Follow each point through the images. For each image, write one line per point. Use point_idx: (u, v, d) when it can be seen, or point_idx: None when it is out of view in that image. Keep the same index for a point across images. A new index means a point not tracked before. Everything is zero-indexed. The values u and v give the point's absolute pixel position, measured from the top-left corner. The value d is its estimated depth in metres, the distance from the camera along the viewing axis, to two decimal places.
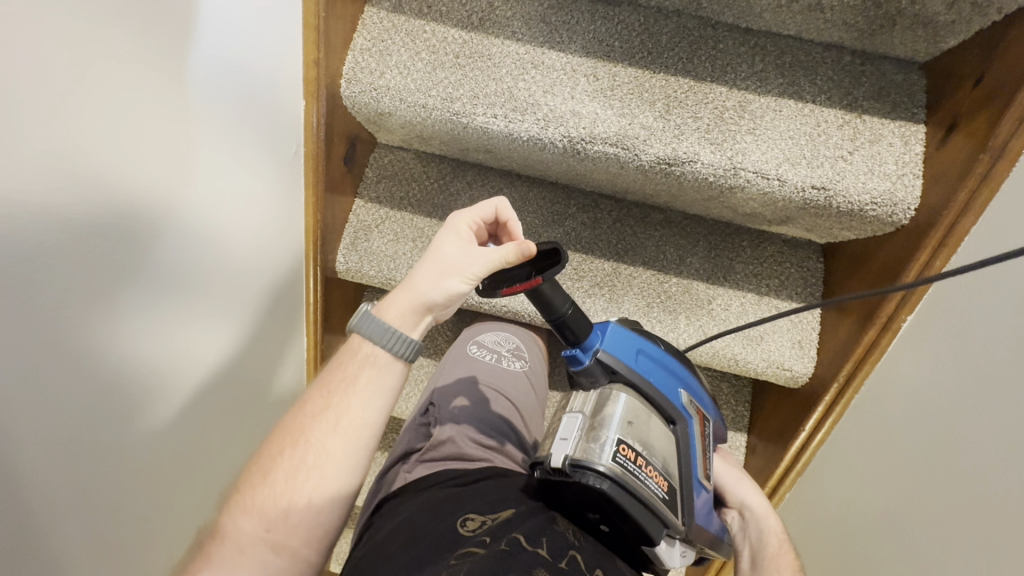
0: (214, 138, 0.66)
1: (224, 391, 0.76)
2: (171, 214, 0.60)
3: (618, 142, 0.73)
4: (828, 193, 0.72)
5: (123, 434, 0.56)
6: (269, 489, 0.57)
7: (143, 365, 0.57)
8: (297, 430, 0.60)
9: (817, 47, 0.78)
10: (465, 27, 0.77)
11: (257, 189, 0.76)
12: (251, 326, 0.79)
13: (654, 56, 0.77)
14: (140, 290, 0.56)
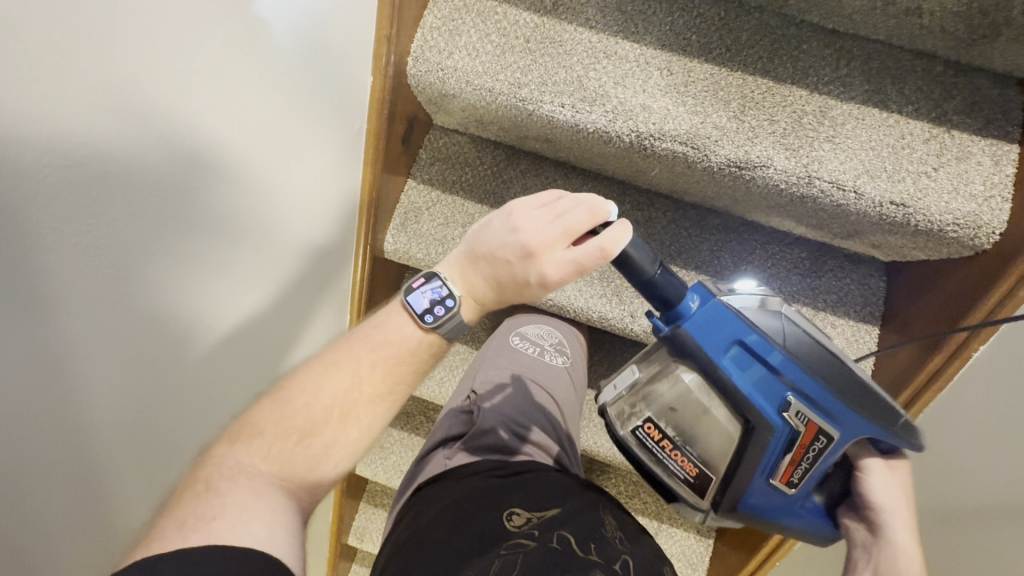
0: (282, 104, 0.66)
1: (263, 351, 0.77)
2: (231, 175, 0.61)
3: (688, 141, 0.71)
4: (907, 210, 0.68)
5: (164, 375, 0.58)
6: (292, 444, 0.55)
7: (191, 312, 0.60)
8: (324, 388, 0.57)
9: (907, 54, 0.74)
10: (538, 11, 0.75)
11: (317, 160, 0.76)
12: (294, 294, 0.81)
13: (733, 53, 0.73)
14: (190, 242, 0.57)
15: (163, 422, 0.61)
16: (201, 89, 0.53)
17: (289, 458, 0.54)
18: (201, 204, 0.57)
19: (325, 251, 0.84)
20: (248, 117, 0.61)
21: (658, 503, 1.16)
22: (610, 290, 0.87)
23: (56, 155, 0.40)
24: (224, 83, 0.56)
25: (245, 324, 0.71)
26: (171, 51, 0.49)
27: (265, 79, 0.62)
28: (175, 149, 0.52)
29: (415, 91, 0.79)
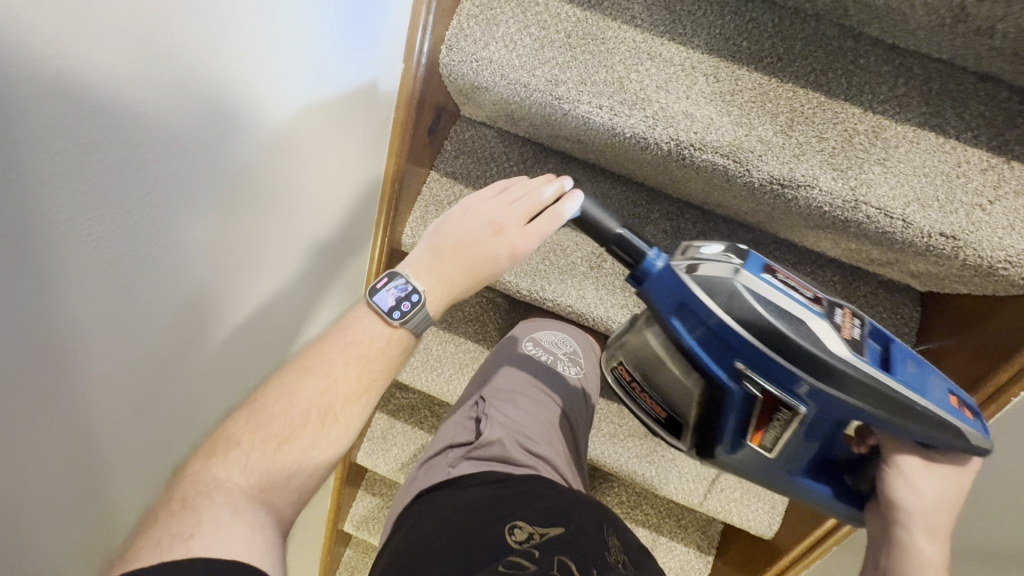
0: (317, 89, 0.65)
1: (273, 340, 0.75)
2: (257, 158, 0.59)
3: (730, 154, 0.67)
4: (957, 243, 0.65)
5: (173, 358, 0.56)
6: (267, 450, 0.52)
7: (206, 297, 0.58)
8: (303, 390, 0.55)
9: (971, 77, 0.69)
10: (582, 5, 0.71)
11: (342, 147, 0.74)
12: (307, 285, 0.79)
13: (785, 63, 0.69)
14: (205, 225, 0.54)
15: (168, 414, 0.59)
16: (237, 65, 0.51)
17: (266, 465, 0.51)
18: (226, 186, 0.56)
19: (338, 244, 0.82)
20: (279, 100, 0.59)
21: (660, 516, 1.14)
22: (632, 302, 0.84)
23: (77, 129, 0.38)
24: (258, 62, 0.54)
25: (258, 313, 0.69)
26: (205, 24, 0.46)
27: (300, 62, 0.60)
28: (203, 128, 0.50)
29: (445, 81, 0.76)
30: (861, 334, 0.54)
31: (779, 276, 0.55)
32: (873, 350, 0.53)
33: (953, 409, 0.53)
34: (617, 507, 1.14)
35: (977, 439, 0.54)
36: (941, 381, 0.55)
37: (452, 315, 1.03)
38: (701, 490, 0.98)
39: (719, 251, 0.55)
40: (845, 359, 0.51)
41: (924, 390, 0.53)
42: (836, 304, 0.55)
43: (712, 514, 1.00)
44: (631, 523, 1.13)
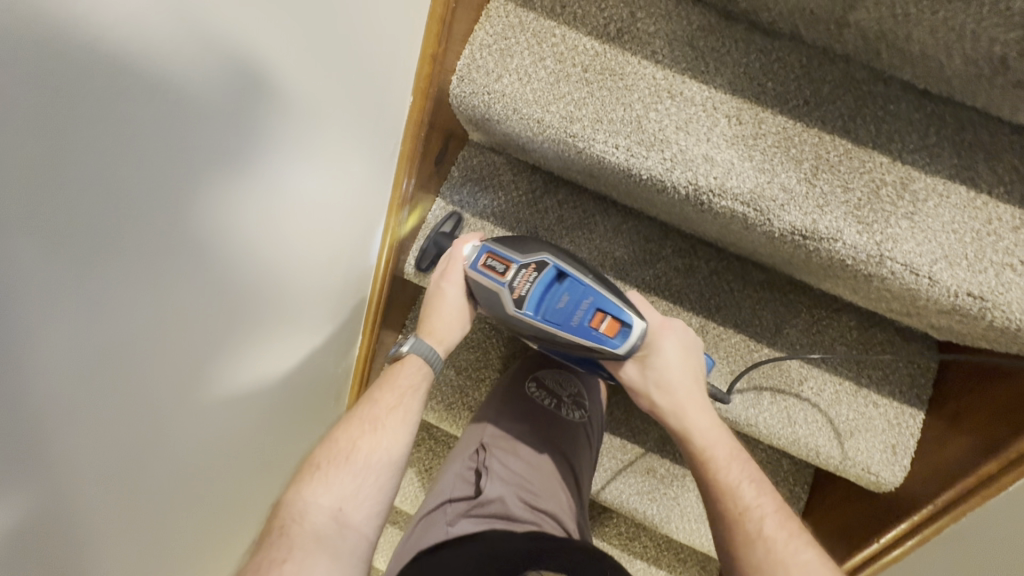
0: (320, 128, 0.59)
1: (270, 388, 0.70)
2: (258, 209, 0.53)
3: (750, 202, 0.64)
4: (985, 303, 0.62)
5: (165, 433, 0.51)
6: (349, 474, 0.63)
7: (224, 317, 0.55)
8: (373, 418, 0.67)
9: (1005, 127, 0.66)
10: (600, 37, 0.68)
11: (346, 183, 0.68)
12: (313, 320, 0.74)
13: (812, 106, 0.66)
14: (200, 287, 0.49)
15: (180, 451, 0.54)
16: (234, 114, 0.45)
17: (346, 481, 0.62)
18: (258, 197, 0.53)
19: (346, 280, 0.78)
20: (318, 118, 0.58)
21: (658, 549, 1.11)
22: None
23: (135, 123, 0.36)
24: (263, 102, 0.49)
25: (266, 345, 0.65)
26: (260, 35, 0.45)
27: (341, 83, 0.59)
28: (205, 180, 0.44)
29: (456, 112, 0.73)
30: (534, 284, 0.70)
31: (494, 259, 0.72)
32: (542, 294, 0.69)
33: (585, 330, 0.68)
34: (614, 539, 1.12)
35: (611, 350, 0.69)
36: (591, 303, 0.69)
37: None
38: (702, 530, 0.96)
39: (468, 249, 0.74)
40: (510, 311, 0.70)
41: (561, 323, 0.69)
42: (524, 263, 0.71)
43: (713, 553, 0.98)
44: (629, 556, 1.11)
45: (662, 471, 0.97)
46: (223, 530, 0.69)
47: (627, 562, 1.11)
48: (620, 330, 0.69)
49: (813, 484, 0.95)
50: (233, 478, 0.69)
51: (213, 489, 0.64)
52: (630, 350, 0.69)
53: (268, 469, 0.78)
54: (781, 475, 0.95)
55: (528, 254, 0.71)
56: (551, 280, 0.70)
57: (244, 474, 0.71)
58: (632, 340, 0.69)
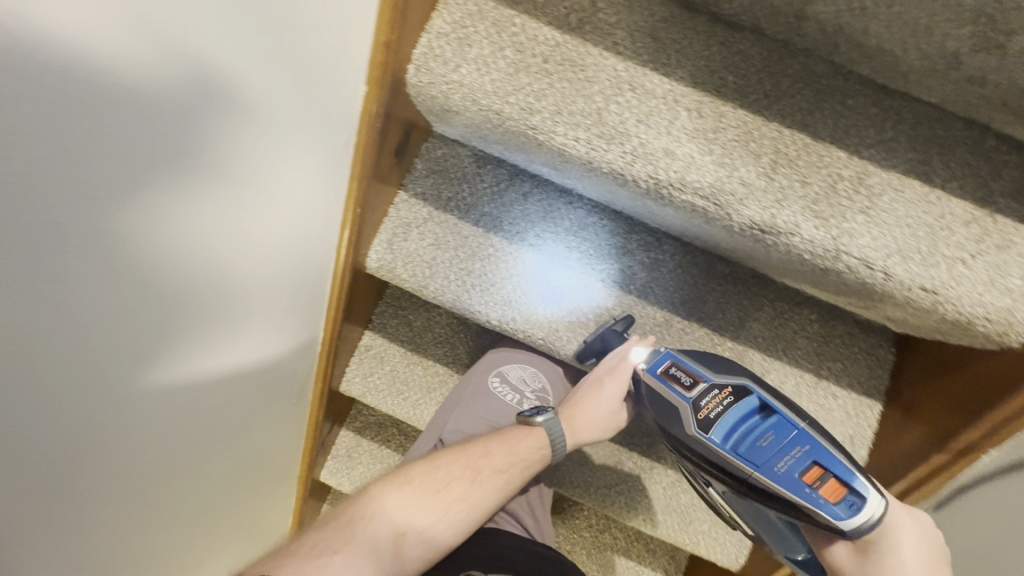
0: (268, 128, 0.56)
1: (221, 391, 0.67)
2: (199, 212, 0.51)
3: (710, 196, 0.64)
4: (937, 298, 0.63)
5: (85, 443, 0.49)
6: (427, 504, 0.69)
7: (170, 324, 0.53)
8: (477, 467, 0.73)
9: (959, 122, 0.67)
10: (562, 27, 0.67)
11: (299, 183, 0.65)
12: (270, 324, 0.73)
13: (771, 100, 0.66)
14: (128, 291, 0.46)
15: (113, 456, 0.53)
16: (162, 116, 0.43)
17: (420, 510, 0.68)
18: (208, 203, 0.51)
19: (305, 283, 0.76)
20: (276, 121, 0.57)
21: (628, 540, 1.12)
22: None
23: (57, 131, 0.35)
24: (199, 106, 0.46)
25: (222, 352, 0.64)
26: (208, 31, 0.43)
27: (304, 86, 0.58)
28: (128, 187, 0.42)
29: (415, 102, 0.72)
30: (726, 407, 0.65)
31: (678, 368, 0.70)
32: (734, 425, 0.65)
33: (796, 482, 0.60)
34: (585, 531, 1.13)
35: (831, 520, 0.59)
36: (805, 453, 0.62)
37: (421, 336, 1.00)
38: (669, 521, 0.97)
39: (649, 352, 0.74)
40: (688, 429, 0.66)
41: (760, 462, 0.62)
42: (716, 382, 0.67)
43: (679, 544, 0.99)
44: (599, 547, 1.12)
45: (630, 464, 0.98)
46: (165, 535, 0.69)
47: (598, 554, 1.12)
48: (845, 499, 0.59)
49: None
50: (181, 482, 0.68)
51: (154, 494, 0.63)
52: (857, 528, 0.58)
53: (218, 472, 0.76)
54: None
55: (723, 375, 0.68)
56: (749, 411, 0.65)
57: (191, 475, 0.69)
58: (860, 520, 0.58)
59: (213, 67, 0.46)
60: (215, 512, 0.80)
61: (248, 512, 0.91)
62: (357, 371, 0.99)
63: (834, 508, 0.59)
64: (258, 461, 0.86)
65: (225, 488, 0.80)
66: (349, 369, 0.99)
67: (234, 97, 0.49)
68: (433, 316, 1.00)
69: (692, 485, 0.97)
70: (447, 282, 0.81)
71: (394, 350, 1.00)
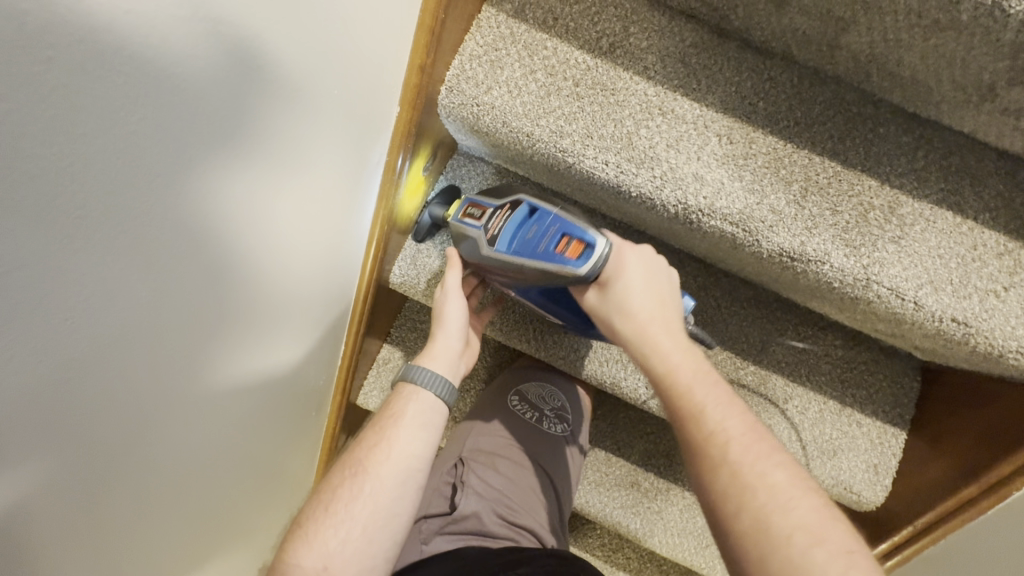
0: (306, 140, 0.56)
1: (249, 397, 0.67)
2: (243, 218, 0.51)
3: (739, 223, 0.64)
4: (968, 329, 0.62)
5: (139, 455, 0.49)
6: (332, 526, 0.57)
7: (210, 319, 0.52)
8: (355, 462, 0.60)
9: (991, 152, 0.66)
10: (592, 51, 0.67)
11: (332, 191, 0.65)
12: (299, 331, 0.73)
13: (801, 127, 0.66)
14: (182, 300, 0.46)
15: (156, 454, 0.52)
16: (214, 128, 0.43)
17: (329, 537, 0.56)
18: (252, 198, 0.51)
19: (331, 289, 0.75)
20: (316, 124, 0.57)
21: (641, 560, 1.11)
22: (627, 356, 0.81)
23: (125, 131, 0.34)
24: (246, 117, 0.46)
25: (251, 352, 0.63)
26: (254, 47, 0.44)
27: (344, 90, 0.59)
28: (189, 200, 0.42)
29: (444, 121, 0.73)
30: (506, 223, 0.69)
31: (474, 207, 0.74)
32: (512, 232, 0.67)
33: (545, 252, 0.62)
34: (598, 550, 1.11)
35: (572, 274, 0.60)
36: (557, 229, 0.63)
37: None
38: (685, 544, 0.96)
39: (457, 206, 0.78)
40: (484, 251, 0.70)
41: (526, 253, 0.64)
42: (497, 206, 0.71)
43: (695, 567, 0.98)
44: (611, 568, 1.11)
45: (646, 485, 0.97)
46: (189, 549, 0.66)
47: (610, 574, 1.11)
48: (584, 252, 0.60)
49: None
50: (206, 488, 0.66)
51: (184, 500, 0.61)
52: (592, 271, 0.59)
53: (241, 480, 0.76)
54: None
55: (503, 200, 0.72)
56: (521, 217, 0.67)
57: (220, 484, 0.69)
58: (595, 262, 0.59)
59: (263, 59, 0.46)
60: (240, 522, 0.79)
61: (264, 525, 0.89)
62: (375, 384, 0.99)
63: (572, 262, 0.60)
64: (276, 469, 0.86)
65: (247, 496, 0.79)
66: (367, 382, 1.00)
67: (281, 97, 0.50)
68: None
69: None
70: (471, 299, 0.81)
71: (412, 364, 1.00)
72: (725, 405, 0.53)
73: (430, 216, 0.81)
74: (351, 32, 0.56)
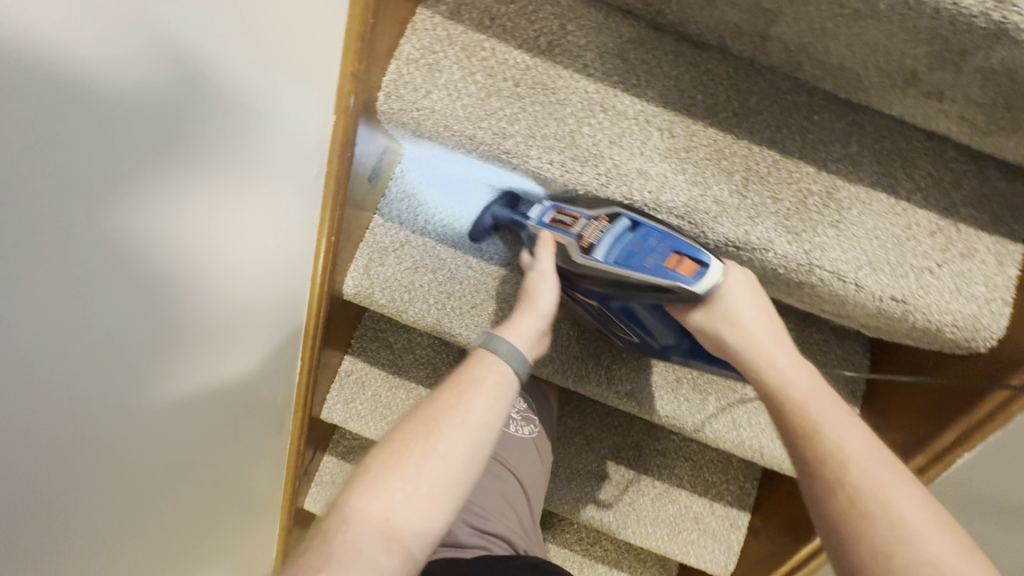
0: (253, 136, 0.55)
1: (205, 400, 0.64)
2: (188, 209, 0.48)
3: (684, 216, 0.65)
4: (907, 306, 0.65)
5: (78, 457, 0.46)
6: (401, 480, 0.54)
7: (158, 329, 0.51)
8: (431, 419, 0.57)
9: (920, 135, 0.68)
10: (531, 50, 0.67)
11: (284, 192, 0.63)
12: (256, 334, 0.70)
13: (739, 118, 0.67)
14: (116, 289, 0.43)
15: (85, 489, 0.48)
16: (151, 113, 0.41)
17: (396, 488, 0.53)
18: (198, 202, 0.49)
19: (280, 290, 0.71)
20: (238, 124, 0.52)
21: (620, 551, 1.12)
22: (586, 353, 0.81)
23: (50, 127, 0.33)
24: (185, 104, 0.45)
25: (199, 361, 0.60)
26: (189, 43, 0.43)
27: (261, 85, 0.53)
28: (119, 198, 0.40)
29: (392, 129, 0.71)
30: (603, 234, 0.63)
31: (562, 214, 0.67)
32: (611, 244, 0.63)
33: (658, 270, 0.60)
34: (576, 544, 1.12)
35: (684, 290, 0.60)
36: (666, 245, 0.61)
37: (402, 359, 0.99)
38: (659, 532, 0.97)
39: (536, 210, 0.70)
40: (575, 260, 0.65)
41: (630, 265, 0.61)
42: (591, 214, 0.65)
43: (670, 555, 1.00)
44: (590, 560, 1.12)
45: (618, 477, 0.98)
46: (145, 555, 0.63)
47: (590, 566, 1.12)
48: (698, 270, 0.60)
49: (761, 479, 0.99)
50: (161, 505, 0.63)
51: (133, 516, 0.58)
52: (707, 290, 0.59)
53: (201, 486, 0.72)
54: (731, 472, 0.99)
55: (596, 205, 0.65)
56: (622, 230, 0.63)
57: (177, 490, 0.66)
58: (709, 283, 0.59)
59: (198, 57, 0.45)
60: (198, 536, 0.75)
61: (223, 541, 0.84)
62: (339, 397, 0.98)
63: (682, 279, 0.60)
64: (236, 482, 0.82)
65: (207, 505, 0.75)
66: (330, 396, 0.98)
67: (189, 100, 0.45)
68: (414, 338, 1.00)
69: (679, 496, 0.98)
70: (427, 305, 0.80)
71: (376, 374, 0.98)
72: (861, 450, 0.54)
73: (491, 218, 0.80)
74: (281, 37, 0.53)
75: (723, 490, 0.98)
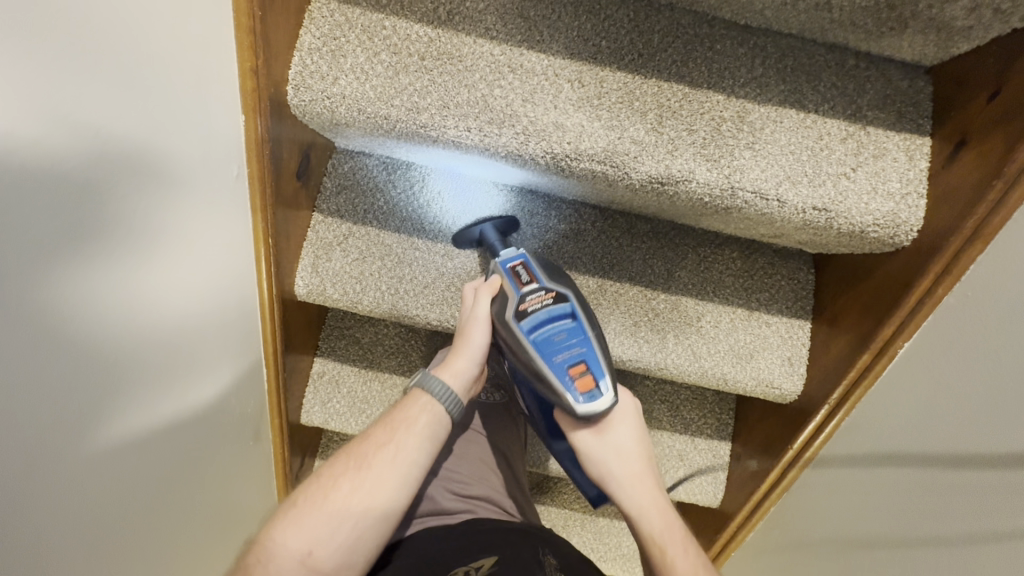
0: (164, 160, 0.56)
1: (182, 427, 0.67)
2: (114, 244, 0.50)
3: (605, 159, 0.66)
4: (829, 214, 0.67)
5: (73, 494, 0.48)
6: (324, 517, 0.59)
7: (114, 367, 0.52)
8: (360, 456, 0.63)
9: (819, 48, 0.71)
10: (432, 22, 0.67)
11: (206, 209, 0.64)
12: (213, 355, 0.72)
13: (645, 58, 0.68)
14: (63, 331, 0.45)
15: (87, 550, 0.51)
16: (60, 159, 0.42)
17: (316, 523, 0.59)
18: (125, 239, 0.51)
19: (228, 306, 0.73)
20: (147, 152, 0.53)
21: None
22: None
23: None
24: (92, 144, 0.46)
25: (165, 392, 0.62)
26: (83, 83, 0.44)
27: (148, 114, 0.53)
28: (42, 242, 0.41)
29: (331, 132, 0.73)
30: (543, 307, 0.67)
31: (524, 267, 0.70)
32: (543, 322, 0.67)
33: (561, 371, 0.64)
34: (575, 502, 1.15)
35: (570, 403, 0.64)
36: (579, 352, 0.66)
37: (371, 352, 1.00)
38: None
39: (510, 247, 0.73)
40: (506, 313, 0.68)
41: (546, 351, 0.65)
42: (546, 284, 0.69)
43: None
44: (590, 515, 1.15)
45: None
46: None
47: (591, 521, 1.15)
48: (592, 390, 0.65)
49: (737, 408, 1.02)
50: (167, 543, 0.66)
51: (144, 547, 0.61)
52: (586, 414, 0.64)
53: (200, 509, 0.75)
54: (707, 407, 1.02)
55: (557, 282, 0.69)
56: (558, 313, 0.67)
57: (178, 517, 0.68)
58: (595, 405, 0.64)
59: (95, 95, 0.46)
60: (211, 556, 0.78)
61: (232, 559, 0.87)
62: (315, 399, 0.98)
63: (575, 395, 0.64)
64: (229, 499, 0.84)
65: (210, 526, 0.78)
66: (307, 400, 0.98)
67: (90, 148, 0.46)
68: (380, 330, 1.00)
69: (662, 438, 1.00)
70: (379, 292, 0.81)
71: (348, 370, 0.99)
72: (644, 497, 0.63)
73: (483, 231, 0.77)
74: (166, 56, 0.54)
75: (702, 424, 1.01)
